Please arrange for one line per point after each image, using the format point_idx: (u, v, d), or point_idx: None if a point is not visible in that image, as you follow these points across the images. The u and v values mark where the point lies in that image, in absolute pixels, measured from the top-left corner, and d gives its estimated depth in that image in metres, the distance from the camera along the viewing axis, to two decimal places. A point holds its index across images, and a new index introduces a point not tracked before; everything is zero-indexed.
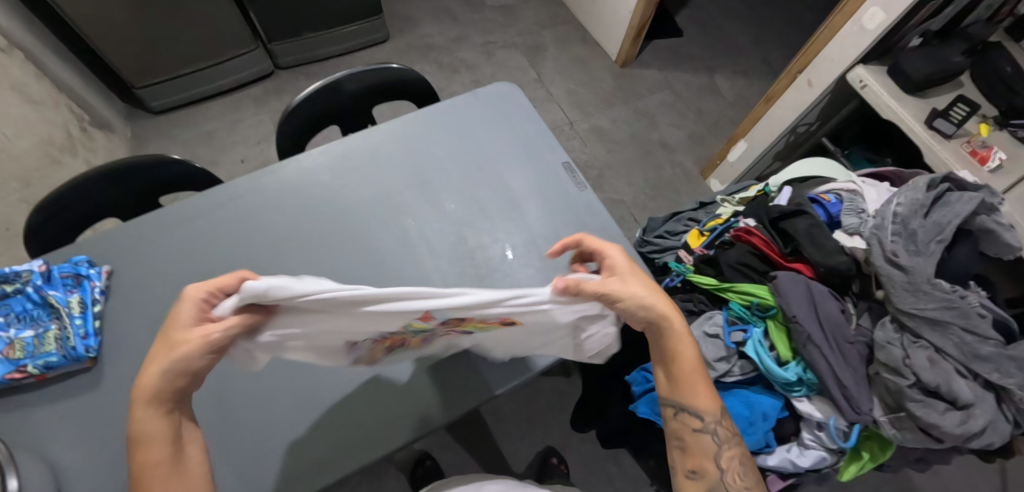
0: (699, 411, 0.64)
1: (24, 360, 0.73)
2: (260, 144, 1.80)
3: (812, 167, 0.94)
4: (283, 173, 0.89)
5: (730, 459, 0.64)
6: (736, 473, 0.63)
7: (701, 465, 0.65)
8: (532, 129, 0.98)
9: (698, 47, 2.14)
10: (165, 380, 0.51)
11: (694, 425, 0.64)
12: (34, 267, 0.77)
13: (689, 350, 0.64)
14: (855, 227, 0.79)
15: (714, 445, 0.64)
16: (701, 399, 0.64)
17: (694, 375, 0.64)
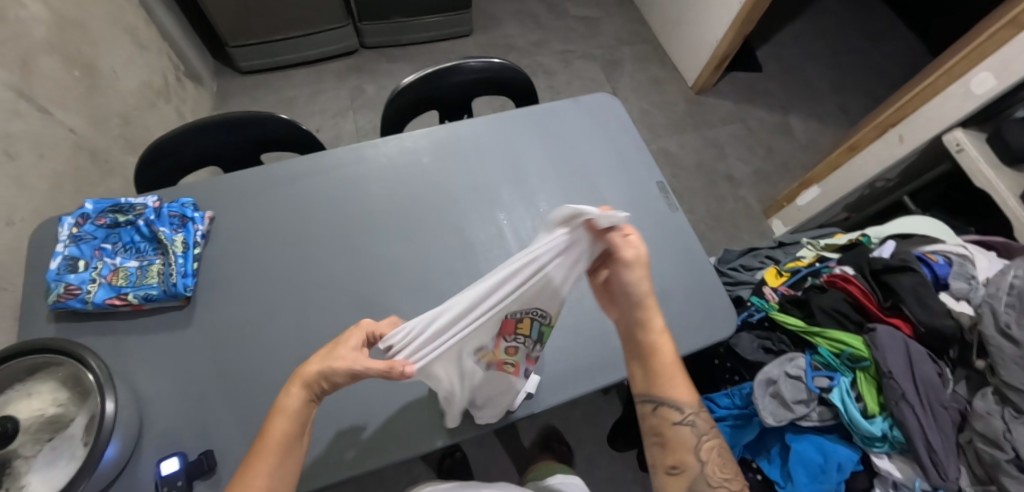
0: (677, 402, 0.61)
1: (126, 288, 0.76)
2: (336, 117, 1.85)
3: (914, 226, 0.92)
4: (385, 149, 0.95)
5: (710, 450, 0.61)
6: (717, 466, 0.60)
7: (681, 461, 0.61)
8: (627, 145, 1.02)
9: (778, 84, 2.10)
10: (320, 380, 0.54)
11: (673, 418, 0.61)
12: (149, 203, 0.81)
13: (666, 342, 0.61)
14: (964, 292, 0.77)
15: (693, 437, 0.61)
16: (681, 387, 0.62)
17: (673, 364, 0.62)
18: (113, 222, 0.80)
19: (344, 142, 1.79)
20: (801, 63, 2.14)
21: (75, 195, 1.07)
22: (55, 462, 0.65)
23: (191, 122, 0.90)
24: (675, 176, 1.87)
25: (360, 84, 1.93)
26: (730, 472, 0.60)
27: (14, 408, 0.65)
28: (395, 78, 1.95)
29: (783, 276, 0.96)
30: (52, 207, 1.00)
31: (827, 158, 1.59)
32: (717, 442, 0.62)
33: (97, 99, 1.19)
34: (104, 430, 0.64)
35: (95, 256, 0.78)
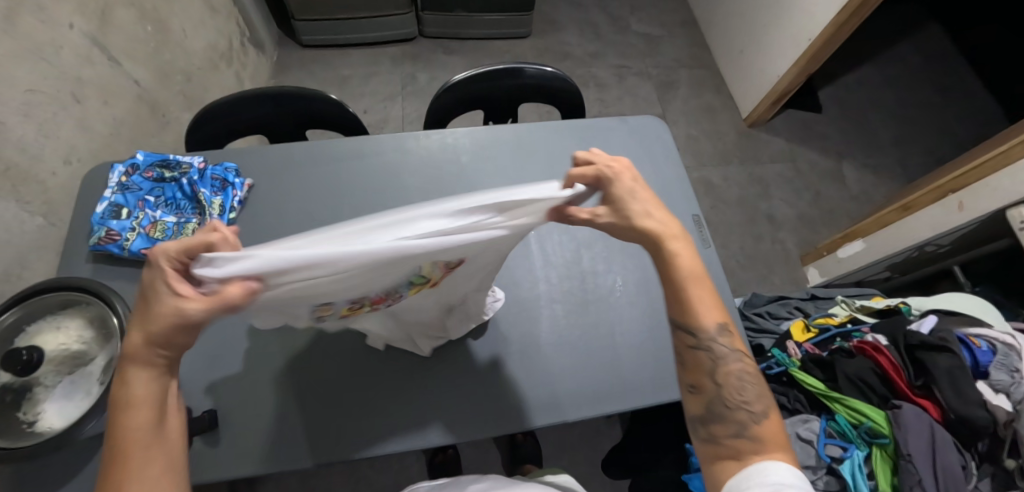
0: (700, 323, 0.55)
1: (161, 241, 0.79)
2: (385, 101, 1.88)
3: (960, 303, 0.87)
4: (427, 143, 0.96)
5: (729, 375, 0.55)
6: (734, 389, 0.54)
7: (701, 382, 0.56)
8: (669, 170, 0.99)
9: (836, 129, 2.01)
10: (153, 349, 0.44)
11: (690, 340, 0.55)
12: (194, 163, 0.85)
13: (688, 252, 0.55)
14: (1004, 385, 0.69)
15: (711, 359, 0.55)
16: (705, 308, 0.56)
17: (698, 285, 0.56)
18: (160, 177, 0.84)
19: (389, 126, 1.82)
20: (865, 111, 2.04)
21: (131, 143, 1.12)
22: (72, 396, 0.68)
23: (245, 91, 0.93)
24: (713, 209, 1.82)
25: (413, 72, 1.95)
26: (751, 395, 0.54)
27: (42, 339, 0.68)
28: (447, 70, 1.97)
29: (810, 331, 0.92)
30: (108, 153, 1.05)
31: (876, 215, 1.52)
32: (739, 366, 0.55)
33: (164, 55, 1.24)
34: None
35: (138, 206, 0.81)
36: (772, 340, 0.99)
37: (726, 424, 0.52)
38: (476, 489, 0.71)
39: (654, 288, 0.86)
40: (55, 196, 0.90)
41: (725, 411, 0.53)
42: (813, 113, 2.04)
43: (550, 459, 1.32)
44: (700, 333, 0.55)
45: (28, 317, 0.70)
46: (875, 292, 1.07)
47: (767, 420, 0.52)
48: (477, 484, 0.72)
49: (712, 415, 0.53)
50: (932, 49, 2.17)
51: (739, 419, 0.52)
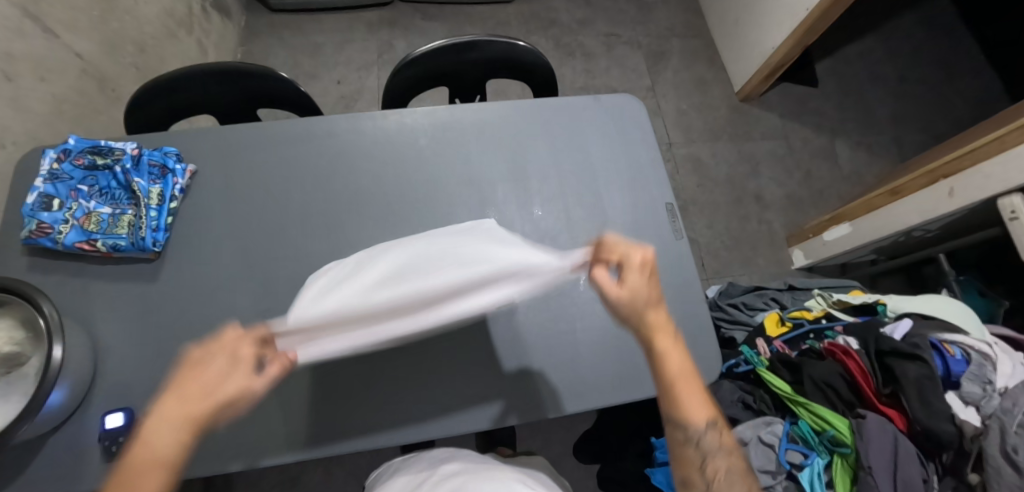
0: (688, 419, 0.55)
1: (96, 234, 0.75)
2: (360, 70, 1.78)
3: (942, 305, 0.83)
4: (384, 124, 0.89)
5: (717, 471, 0.55)
6: (723, 486, 0.54)
7: (690, 478, 0.55)
8: (642, 155, 0.94)
9: (832, 105, 1.93)
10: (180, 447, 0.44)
11: (677, 437, 0.55)
12: (128, 149, 0.79)
13: (675, 349, 0.55)
14: (975, 399, 0.67)
15: (701, 457, 0.54)
16: (693, 404, 0.55)
17: (687, 383, 0.56)
18: (92, 164, 0.78)
19: (364, 98, 1.73)
20: (863, 86, 1.96)
21: (76, 122, 1.06)
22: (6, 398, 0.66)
23: (187, 67, 0.86)
24: (700, 188, 1.77)
25: (390, 40, 1.84)
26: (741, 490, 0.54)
27: None
28: (426, 37, 1.86)
29: (783, 326, 0.91)
30: (49, 133, 0.99)
31: (865, 197, 1.47)
32: (728, 463, 0.55)
33: (112, 23, 1.16)
34: (50, 379, 0.64)
35: (71, 197, 0.76)
36: (745, 333, 0.98)
37: None
38: (448, 469, 0.64)
39: None
40: None
41: None
42: (808, 87, 1.95)
43: (524, 440, 1.33)
44: (695, 429, 0.55)
45: None
46: (854, 284, 1.04)
47: None
48: (450, 465, 0.65)
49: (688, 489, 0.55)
50: (937, 20, 2.06)
51: None
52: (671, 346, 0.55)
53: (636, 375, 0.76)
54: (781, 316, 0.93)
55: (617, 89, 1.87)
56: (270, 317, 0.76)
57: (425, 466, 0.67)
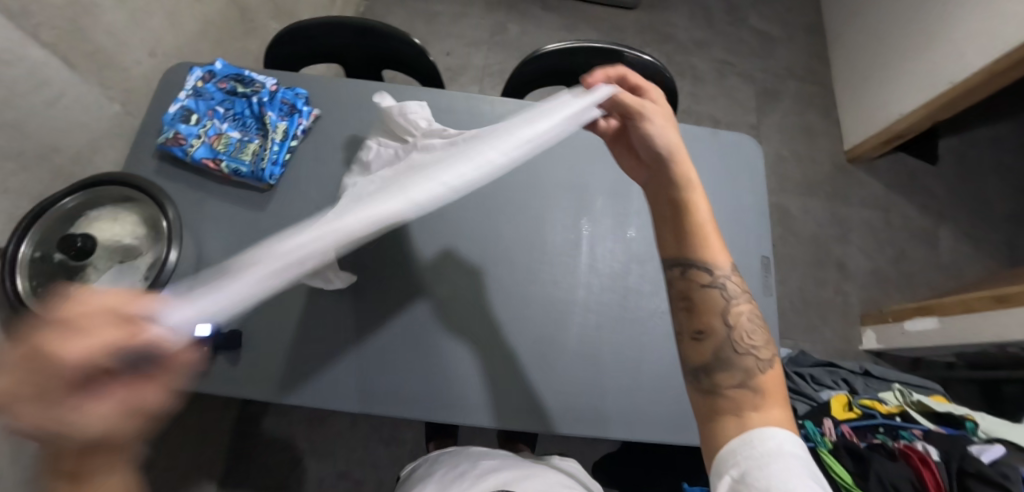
0: (711, 263, 0.54)
1: (222, 155, 0.80)
2: (469, 46, 1.80)
3: None
4: (499, 110, 0.90)
5: (740, 316, 0.53)
6: (745, 333, 0.52)
7: (709, 325, 0.53)
8: (749, 201, 0.90)
9: (946, 187, 1.78)
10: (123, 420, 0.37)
11: (702, 280, 0.53)
12: (267, 84, 0.85)
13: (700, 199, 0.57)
14: None
15: (725, 300, 0.53)
16: (716, 247, 0.55)
17: (710, 231, 0.56)
18: (232, 90, 0.84)
19: (468, 74, 1.76)
20: (986, 174, 1.79)
21: (216, 45, 1.13)
22: (118, 283, 0.71)
23: (309, 19, 0.89)
24: (781, 241, 1.69)
25: (504, 22, 1.85)
26: (760, 341, 0.52)
27: (100, 227, 0.71)
28: (540, 27, 1.85)
29: (851, 412, 0.87)
30: (193, 52, 1.06)
31: (965, 296, 1.35)
32: (749, 309, 0.53)
33: None
34: (162, 277, 0.70)
35: (207, 115, 0.82)
36: (807, 406, 0.94)
37: (732, 370, 0.50)
38: (486, 464, 0.66)
39: None
40: (135, 85, 0.92)
41: (734, 357, 0.50)
42: (925, 163, 1.81)
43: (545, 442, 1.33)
44: (714, 273, 0.54)
45: (88, 204, 0.74)
46: (938, 389, 0.97)
47: (772, 370, 0.50)
48: (487, 462, 0.68)
49: (720, 365, 0.50)
50: None
51: (745, 365, 0.50)
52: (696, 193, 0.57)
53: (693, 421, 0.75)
54: (850, 401, 0.89)
55: (718, 120, 1.81)
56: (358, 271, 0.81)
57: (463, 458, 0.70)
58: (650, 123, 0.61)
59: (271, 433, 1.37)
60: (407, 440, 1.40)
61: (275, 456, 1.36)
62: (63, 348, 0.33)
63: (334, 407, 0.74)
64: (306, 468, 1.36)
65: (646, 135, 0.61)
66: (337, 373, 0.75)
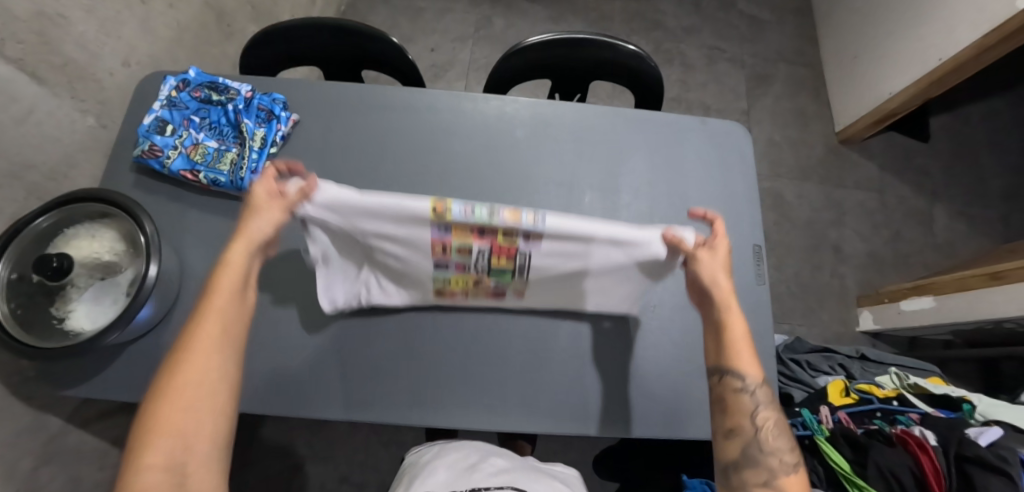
0: (743, 372, 0.61)
1: (200, 166, 0.79)
2: (455, 41, 1.77)
3: None
4: (483, 107, 0.88)
5: (767, 421, 0.59)
6: (772, 436, 0.58)
7: (739, 426, 0.59)
8: (740, 189, 0.89)
9: (939, 165, 1.77)
10: (739, 395, 0.60)
11: (735, 385, 0.60)
12: (242, 91, 0.83)
13: (739, 321, 0.63)
14: None
15: (754, 404, 0.59)
16: (746, 360, 0.61)
17: (737, 325, 0.63)
18: (207, 98, 0.83)
19: (454, 70, 1.73)
20: (979, 153, 1.78)
21: (193, 51, 1.11)
22: (101, 300, 0.71)
23: (287, 21, 0.87)
24: (776, 226, 1.68)
25: (490, 16, 1.82)
26: (785, 445, 0.58)
27: (79, 245, 0.70)
28: (526, 19, 1.83)
29: (848, 397, 0.86)
30: (169, 60, 1.04)
31: (958, 274, 1.35)
32: (773, 414, 0.60)
33: None
34: (143, 294, 0.68)
35: (183, 125, 0.81)
36: (804, 393, 0.93)
37: (760, 470, 0.56)
38: (498, 464, 0.63)
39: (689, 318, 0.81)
40: (110, 96, 0.90)
41: (759, 458, 0.56)
42: (917, 142, 1.79)
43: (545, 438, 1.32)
44: (745, 379, 0.60)
45: (64, 222, 0.72)
46: (935, 370, 0.96)
47: (795, 475, 0.56)
48: (497, 460, 0.65)
49: (745, 461, 0.56)
50: None
51: (770, 467, 0.56)
52: (734, 316, 0.63)
53: (692, 414, 0.76)
54: (847, 386, 0.88)
55: (709, 107, 1.79)
56: None
57: (472, 452, 0.66)
58: (703, 267, 0.65)
59: (271, 441, 1.37)
60: (407, 441, 1.39)
61: (275, 463, 1.36)
62: (745, 369, 0.61)
63: (327, 416, 0.73)
64: (307, 473, 1.35)
65: (697, 274, 0.66)
66: (330, 383, 0.74)
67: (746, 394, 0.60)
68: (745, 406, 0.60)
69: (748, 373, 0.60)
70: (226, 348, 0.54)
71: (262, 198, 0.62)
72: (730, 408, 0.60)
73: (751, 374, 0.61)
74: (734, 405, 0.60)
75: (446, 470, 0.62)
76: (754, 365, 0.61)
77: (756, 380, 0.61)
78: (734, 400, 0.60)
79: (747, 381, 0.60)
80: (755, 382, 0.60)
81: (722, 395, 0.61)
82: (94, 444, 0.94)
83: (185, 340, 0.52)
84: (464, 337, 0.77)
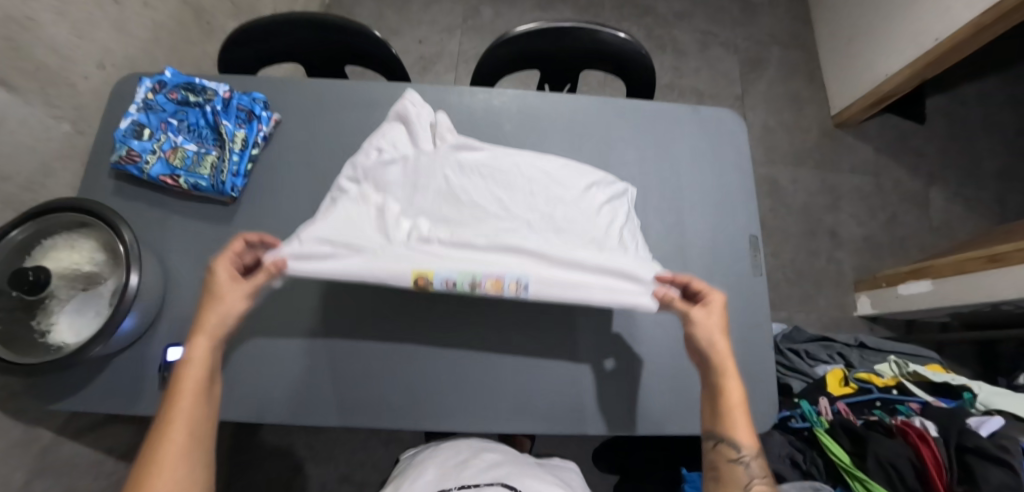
0: (738, 442, 0.63)
1: (180, 170, 0.77)
2: (443, 33, 1.73)
3: None
4: (469, 100, 0.86)
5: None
6: None
7: None
8: (734, 179, 0.87)
9: (935, 146, 1.76)
10: (735, 465, 0.63)
11: (730, 456, 0.63)
12: (219, 91, 0.80)
13: (735, 390, 0.65)
14: None
15: (748, 476, 0.63)
16: (741, 430, 0.64)
17: (732, 396, 0.65)
18: (183, 100, 0.80)
19: (443, 62, 1.70)
20: (975, 133, 1.76)
21: (170, 51, 1.08)
22: (84, 312, 0.69)
23: (264, 16, 0.84)
24: (772, 212, 1.67)
25: (477, 5, 1.78)
26: None
27: (58, 256, 0.68)
28: (515, 8, 1.79)
29: (847, 387, 0.85)
30: (146, 61, 1.01)
31: (957, 257, 1.33)
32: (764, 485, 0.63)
33: None
34: (125, 305, 0.66)
35: (160, 129, 0.78)
36: (803, 383, 0.92)
37: None
38: (490, 458, 0.62)
39: None
40: (85, 101, 0.88)
41: None
42: (913, 123, 1.78)
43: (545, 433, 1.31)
44: (740, 450, 0.63)
45: (41, 234, 0.70)
46: (934, 357, 0.95)
47: None
48: (490, 456, 0.64)
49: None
50: None
51: None
52: (732, 385, 0.65)
53: (688, 410, 0.75)
54: (846, 376, 0.87)
55: (702, 94, 1.76)
56: (328, 279, 0.78)
57: (462, 450, 0.65)
58: (699, 332, 0.65)
59: (269, 443, 1.36)
60: (407, 439, 1.38)
61: (275, 465, 1.35)
62: (742, 440, 0.63)
63: (320, 422, 0.72)
64: (308, 474, 1.35)
65: (695, 339, 0.66)
66: (321, 390, 0.73)
67: (745, 464, 0.63)
68: (744, 474, 0.63)
69: (749, 448, 0.63)
70: (200, 444, 0.56)
71: (224, 282, 0.62)
72: (730, 475, 0.63)
73: (745, 446, 0.63)
74: (732, 479, 0.63)
75: (439, 467, 0.61)
76: (749, 436, 0.64)
77: (751, 450, 0.63)
78: (730, 472, 0.63)
79: (745, 452, 0.63)
80: (750, 454, 0.63)
81: (719, 462, 0.64)
82: (88, 455, 0.93)
83: (156, 451, 0.54)
84: (455, 338, 0.75)
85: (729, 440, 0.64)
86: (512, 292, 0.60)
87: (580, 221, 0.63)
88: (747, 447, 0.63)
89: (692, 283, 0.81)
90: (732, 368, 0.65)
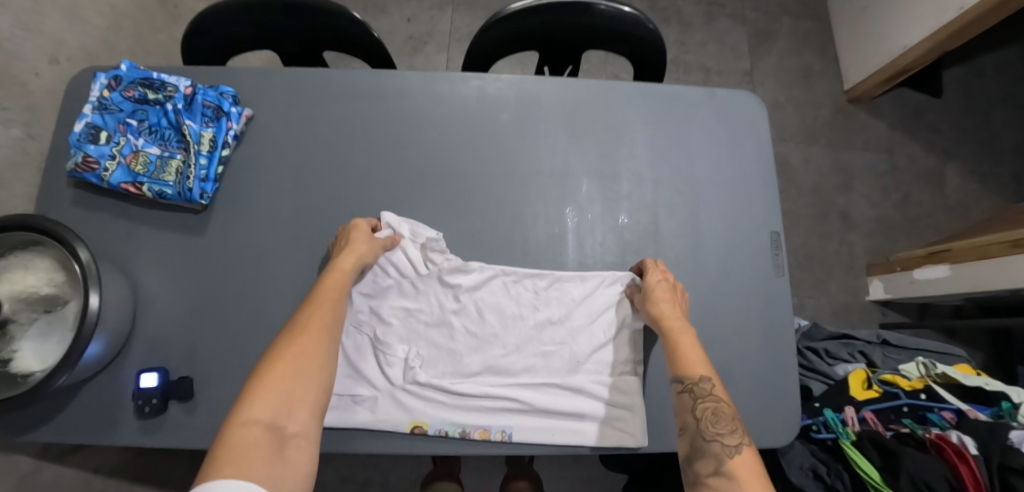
0: (685, 372, 0.59)
1: (143, 177, 0.69)
2: (433, 9, 1.62)
3: None
4: (462, 88, 0.78)
5: (708, 410, 0.56)
6: (710, 422, 0.55)
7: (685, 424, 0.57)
8: (754, 170, 0.80)
9: (951, 121, 1.67)
10: (684, 392, 0.59)
11: (678, 384, 0.59)
12: (181, 87, 0.72)
13: (684, 331, 0.63)
14: None
15: (693, 401, 0.57)
16: (693, 359, 0.60)
17: (681, 336, 0.63)
18: (142, 97, 0.72)
19: (435, 42, 1.59)
20: (992, 106, 1.68)
21: (133, 39, 0.99)
22: (48, 337, 0.63)
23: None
24: (782, 194, 1.60)
25: None
26: (728, 431, 0.54)
27: (12, 279, 0.62)
28: None
29: (871, 390, 0.81)
30: (105, 51, 0.92)
31: (976, 241, 1.27)
32: (719, 406, 0.56)
33: None
34: (87, 330, 0.60)
35: (119, 131, 0.70)
36: (824, 385, 0.86)
37: (705, 461, 0.53)
38: None
39: (700, 317, 0.74)
40: (39, 99, 0.79)
41: (704, 447, 0.54)
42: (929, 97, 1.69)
43: None
44: (690, 374, 0.59)
45: None
46: (960, 355, 0.91)
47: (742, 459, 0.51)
48: None
49: (695, 454, 0.54)
50: None
51: (715, 452, 0.52)
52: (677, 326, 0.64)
53: None
54: (870, 378, 0.82)
55: (709, 70, 1.67)
56: None
57: None
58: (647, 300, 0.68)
59: None
60: None
61: None
62: (688, 369, 0.60)
63: None
64: None
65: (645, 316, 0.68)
66: None
67: (699, 390, 0.58)
68: (695, 396, 0.58)
69: (697, 373, 0.59)
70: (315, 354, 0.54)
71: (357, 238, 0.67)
72: (682, 409, 0.58)
73: (698, 373, 0.59)
74: (687, 410, 0.58)
75: None
76: (692, 361, 0.60)
77: (703, 376, 0.59)
78: (684, 402, 0.58)
79: (697, 380, 0.59)
80: (703, 375, 0.59)
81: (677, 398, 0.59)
82: (73, 476, 0.88)
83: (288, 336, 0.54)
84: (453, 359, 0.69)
85: (677, 368, 0.60)
86: (497, 441, 0.66)
87: (564, 322, 0.72)
88: (696, 376, 0.59)
89: (708, 285, 0.75)
90: (677, 317, 0.65)
